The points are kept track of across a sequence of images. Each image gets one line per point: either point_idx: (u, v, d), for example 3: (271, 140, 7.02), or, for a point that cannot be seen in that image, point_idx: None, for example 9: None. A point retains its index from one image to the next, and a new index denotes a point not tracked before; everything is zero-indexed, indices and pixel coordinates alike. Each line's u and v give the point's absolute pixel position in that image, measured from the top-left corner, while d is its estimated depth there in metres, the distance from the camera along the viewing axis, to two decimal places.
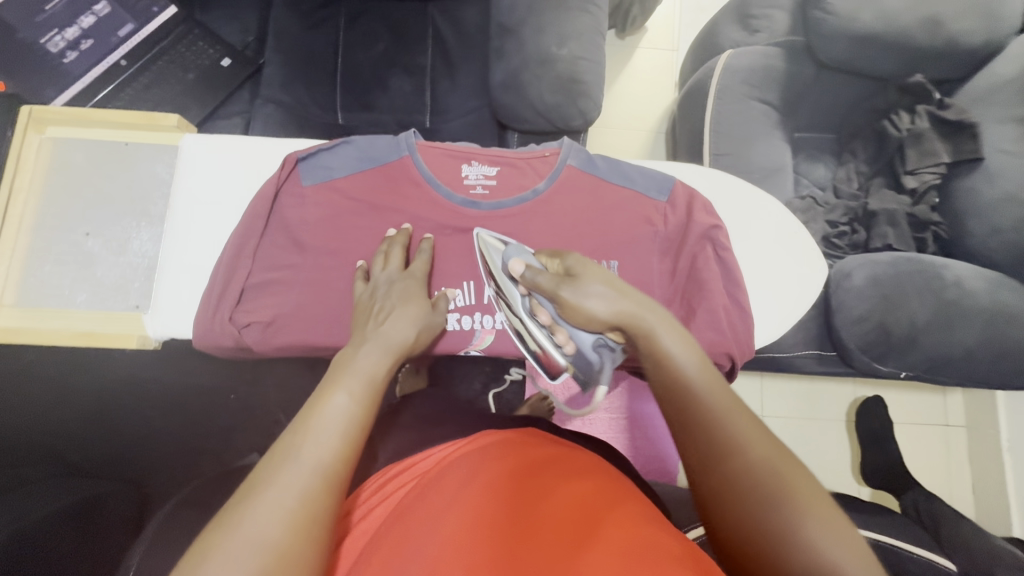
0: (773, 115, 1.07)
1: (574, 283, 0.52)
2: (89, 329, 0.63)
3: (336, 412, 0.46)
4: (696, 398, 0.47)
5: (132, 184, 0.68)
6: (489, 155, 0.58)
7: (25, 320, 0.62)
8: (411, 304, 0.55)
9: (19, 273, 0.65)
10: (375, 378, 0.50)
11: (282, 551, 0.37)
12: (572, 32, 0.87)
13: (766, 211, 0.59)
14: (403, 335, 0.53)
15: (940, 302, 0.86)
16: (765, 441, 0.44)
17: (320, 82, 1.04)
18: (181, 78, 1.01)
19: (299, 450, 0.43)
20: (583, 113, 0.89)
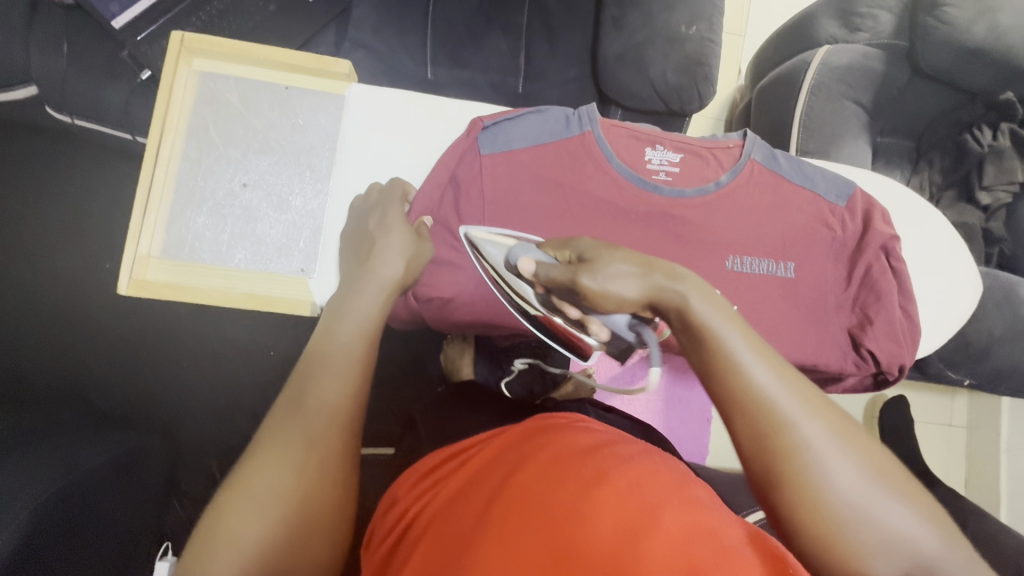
0: (862, 117, 1.07)
1: (592, 271, 0.44)
2: (250, 292, 0.57)
3: (321, 388, 0.45)
4: (733, 379, 0.42)
5: (293, 133, 0.59)
6: (674, 141, 0.56)
7: (182, 276, 0.56)
8: (400, 233, 0.51)
9: (165, 223, 0.56)
10: (369, 320, 0.48)
11: (283, 525, 0.40)
12: (702, 12, 0.85)
13: (933, 224, 0.60)
14: (393, 269, 0.50)
15: (1016, 318, 0.91)
16: (807, 408, 0.42)
17: (412, 30, 0.96)
18: (259, 7, 0.89)
19: (285, 438, 0.43)
20: (700, 97, 0.87)
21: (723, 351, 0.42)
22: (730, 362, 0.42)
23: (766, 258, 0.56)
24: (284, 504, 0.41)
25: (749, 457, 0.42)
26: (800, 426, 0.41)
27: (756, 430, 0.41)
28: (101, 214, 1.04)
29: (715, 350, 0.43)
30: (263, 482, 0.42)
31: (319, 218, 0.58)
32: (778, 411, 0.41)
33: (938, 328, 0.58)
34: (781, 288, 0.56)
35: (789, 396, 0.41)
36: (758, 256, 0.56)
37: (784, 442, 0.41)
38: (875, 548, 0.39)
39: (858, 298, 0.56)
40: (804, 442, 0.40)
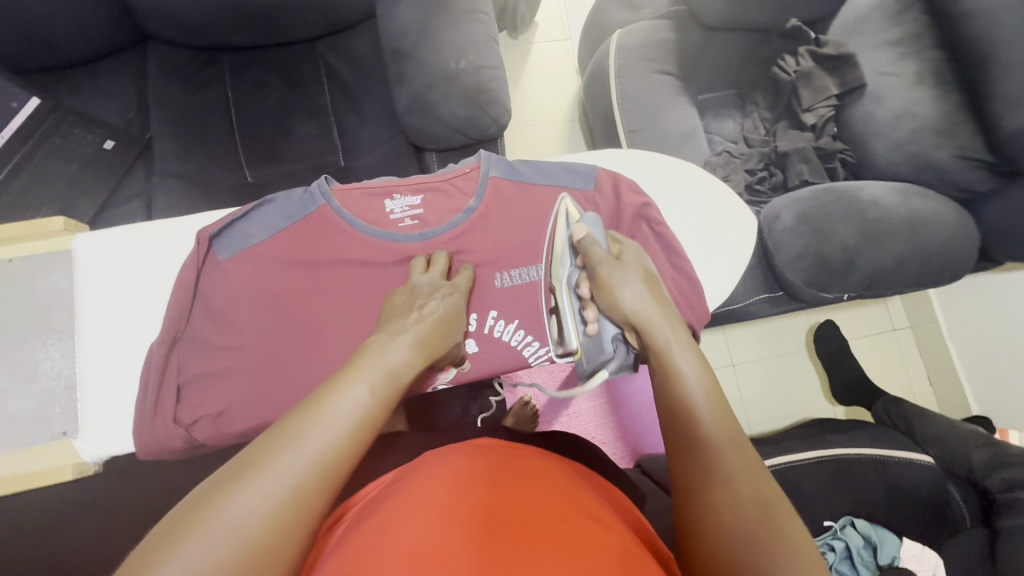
0: (675, 83, 1.12)
1: (616, 267, 0.51)
2: (15, 473, 0.57)
3: (345, 411, 0.40)
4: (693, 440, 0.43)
5: (28, 300, 0.60)
6: (410, 184, 0.57)
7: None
8: (451, 300, 0.52)
9: None
10: (398, 372, 0.44)
11: (260, 543, 0.32)
12: (467, 45, 0.89)
13: (691, 177, 0.61)
14: (435, 337, 0.48)
15: (865, 222, 0.93)
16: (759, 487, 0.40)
17: (219, 145, 0.99)
18: (62, 170, 0.92)
19: (287, 446, 0.36)
20: (495, 119, 0.90)
21: (689, 413, 0.44)
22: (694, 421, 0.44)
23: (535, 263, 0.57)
24: (269, 520, 0.33)
25: (702, 519, 0.40)
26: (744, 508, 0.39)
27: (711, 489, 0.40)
28: None
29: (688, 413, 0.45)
30: (231, 507, 0.33)
31: (72, 375, 0.59)
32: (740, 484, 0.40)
33: (719, 277, 0.58)
34: (557, 288, 0.56)
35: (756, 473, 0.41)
36: (527, 265, 0.58)
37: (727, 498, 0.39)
38: None
39: None
40: (754, 515, 0.38)
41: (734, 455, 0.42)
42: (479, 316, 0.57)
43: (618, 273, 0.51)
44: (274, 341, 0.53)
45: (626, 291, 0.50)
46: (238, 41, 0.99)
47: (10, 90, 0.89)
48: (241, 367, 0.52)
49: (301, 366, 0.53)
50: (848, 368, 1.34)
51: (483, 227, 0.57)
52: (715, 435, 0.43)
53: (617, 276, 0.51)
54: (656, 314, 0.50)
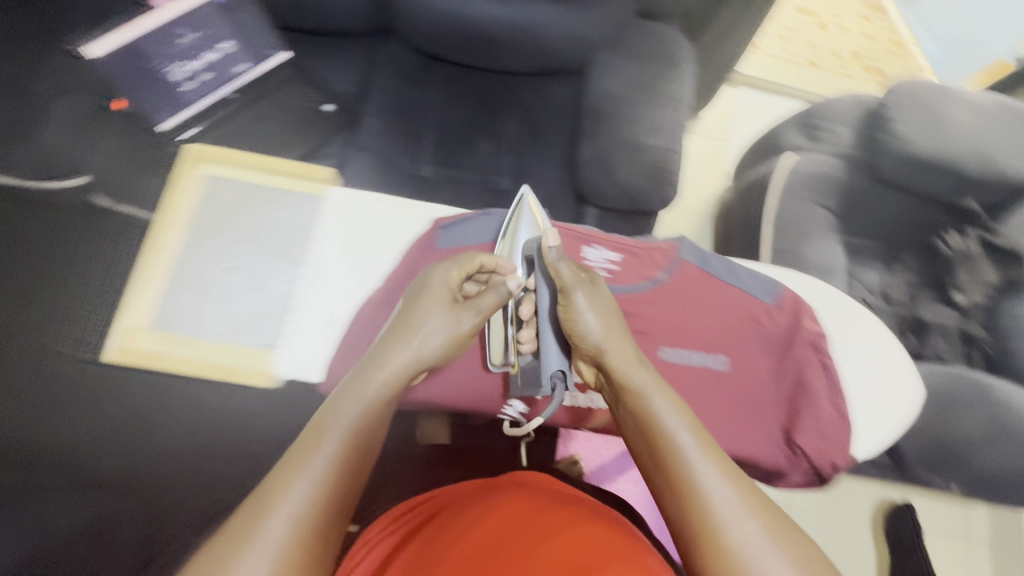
0: (830, 219, 1.14)
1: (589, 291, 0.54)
2: (223, 362, 0.68)
3: (337, 432, 0.45)
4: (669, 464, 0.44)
5: (281, 228, 0.73)
6: (612, 241, 0.63)
7: (161, 344, 0.67)
8: (466, 324, 0.56)
9: (158, 299, 0.69)
10: (372, 404, 0.48)
11: (311, 533, 0.39)
12: (662, 127, 0.96)
13: (869, 327, 0.62)
14: (433, 349, 0.53)
15: (994, 421, 0.90)
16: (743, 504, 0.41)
17: (411, 136, 1.10)
18: (284, 117, 1.07)
19: (299, 475, 0.41)
20: (664, 199, 0.95)
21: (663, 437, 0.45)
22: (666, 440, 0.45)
23: (701, 351, 0.59)
24: (309, 519, 0.40)
25: (684, 530, 0.42)
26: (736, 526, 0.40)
27: (678, 505, 0.43)
28: None
29: (652, 437, 0.46)
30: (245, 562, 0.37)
31: (288, 300, 0.71)
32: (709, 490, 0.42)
33: (872, 429, 0.59)
34: (715, 381, 0.58)
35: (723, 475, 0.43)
36: (692, 349, 0.59)
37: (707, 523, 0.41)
38: None
39: (792, 393, 0.58)
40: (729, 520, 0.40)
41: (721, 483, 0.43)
42: None
43: (591, 301, 0.54)
44: None
45: (586, 323, 0.53)
46: (459, 58, 1.12)
47: (272, 39, 1.06)
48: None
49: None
50: (915, 561, 1.25)
51: (665, 302, 0.60)
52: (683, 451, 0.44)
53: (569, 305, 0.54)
54: (616, 346, 0.52)
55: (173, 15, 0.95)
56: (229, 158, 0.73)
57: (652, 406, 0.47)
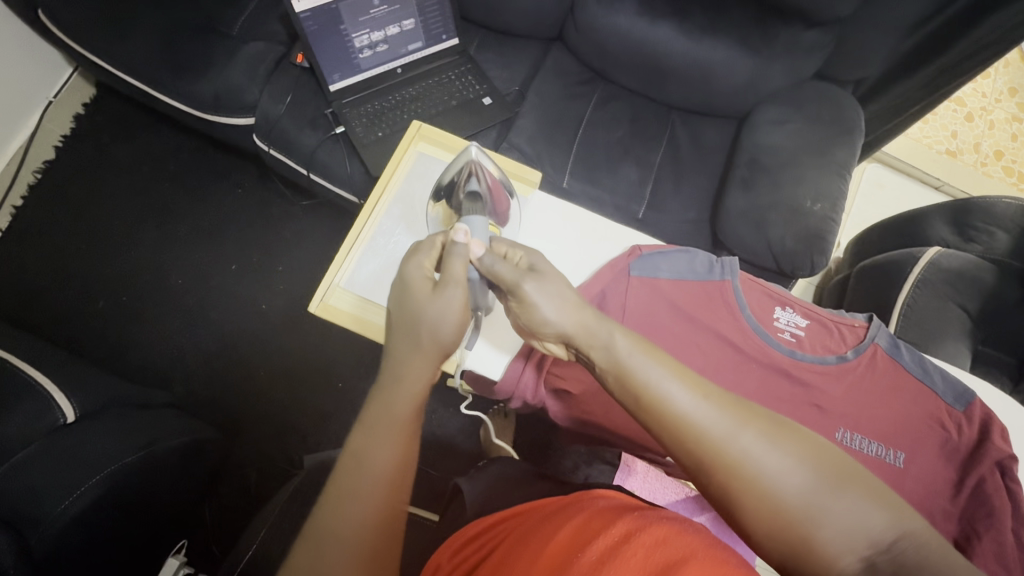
0: (965, 322, 1.09)
1: (534, 280, 0.54)
2: None
3: (372, 457, 0.50)
4: (660, 413, 0.45)
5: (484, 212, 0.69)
6: (804, 306, 0.61)
7: (357, 311, 0.64)
8: (458, 301, 0.57)
9: (356, 259, 0.66)
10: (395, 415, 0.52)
11: (360, 544, 0.46)
12: (827, 193, 0.93)
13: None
14: (441, 336, 0.56)
15: None
16: (739, 420, 0.44)
17: (559, 146, 1.11)
18: (444, 101, 1.10)
19: (348, 499, 0.48)
20: (813, 265, 0.92)
21: (650, 390, 0.46)
22: (654, 390, 0.46)
23: (877, 442, 0.57)
24: (362, 529, 0.46)
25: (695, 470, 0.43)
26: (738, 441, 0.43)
27: (685, 450, 0.44)
28: (265, 239, 1.30)
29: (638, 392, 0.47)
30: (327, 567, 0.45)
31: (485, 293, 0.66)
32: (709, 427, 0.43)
33: None
34: (888, 476, 0.56)
35: (719, 408, 0.44)
36: (870, 438, 0.57)
37: (721, 459, 0.42)
38: (839, 541, 0.39)
39: (968, 509, 0.55)
40: (737, 458, 0.42)
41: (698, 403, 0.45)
42: None
43: (539, 286, 0.54)
44: None
45: (541, 296, 0.53)
46: (622, 80, 1.13)
47: (450, 26, 1.10)
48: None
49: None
50: None
51: (847, 383, 0.59)
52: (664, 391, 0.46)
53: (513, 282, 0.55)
54: (586, 316, 0.52)
55: None
56: (445, 143, 0.72)
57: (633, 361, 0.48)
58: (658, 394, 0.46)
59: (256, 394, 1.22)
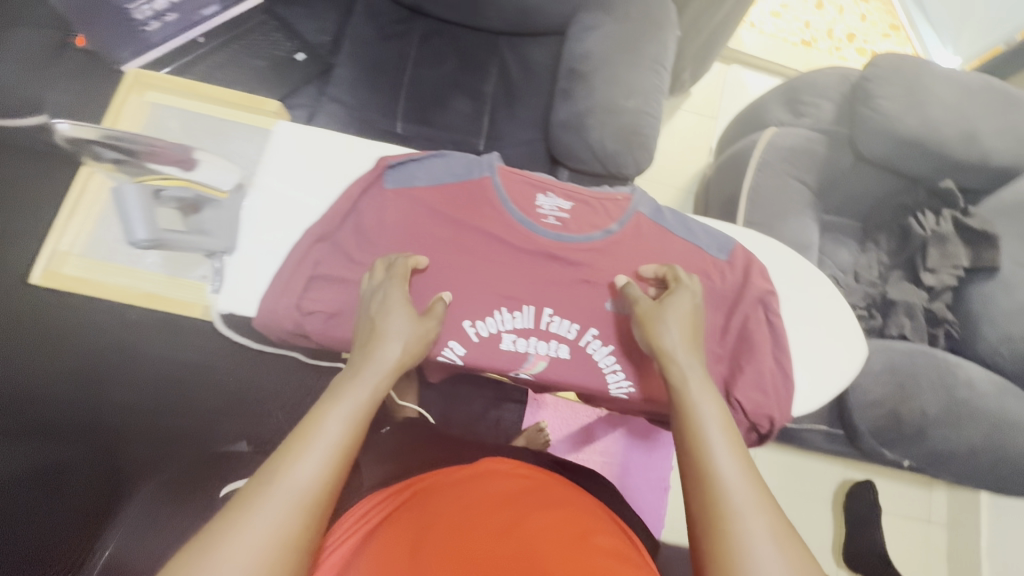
0: (807, 196, 1.13)
1: (660, 308, 0.54)
2: (154, 292, 0.65)
3: (331, 427, 0.43)
4: (696, 445, 0.45)
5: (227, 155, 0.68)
6: (565, 189, 0.62)
7: (94, 272, 0.64)
8: (417, 325, 0.52)
9: (90, 226, 0.66)
10: (368, 403, 0.46)
11: (310, 505, 0.39)
12: (638, 89, 0.94)
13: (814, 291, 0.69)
14: (394, 354, 0.50)
15: (952, 400, 0.91)
16: (760, 502, 0.41)
17: (385, 91, 1.07)
18: (251, 64, 1.06)
19: (302, 458, 0.41)
20: (636, 163, 0.93)
21: (696, 426, 0.46)
22: (696, 427, 0.46)
23: (648, 304, 0.60)
24: (276, 537, 0.37)
25: (690, 518, 0.42)
26: (746, 518, 0.40)
27: (693, 481, 0.43)
28: None
29: (691, 425, 0.47)
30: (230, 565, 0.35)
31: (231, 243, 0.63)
32: (731, 494, 0.41)
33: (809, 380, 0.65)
34: None
35: (748, 486, 0.41)
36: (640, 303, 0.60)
37: (724, 513, 0.40)
38: None
39: (734, 349, 0.59)
40: (742, 539, 0.39)
41: (728, 458, 0.44)
42: (581, 328, 0.60)
43: (666, 311, 0.54)
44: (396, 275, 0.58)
45: (672, 337, 0.53)
46: (437, 13, 1.09)
47: None
48: (360, 282, 0.57)
49: (413, 304, 0.58)
50: (869, 536, 1.28)
51: (614, 256, 0.60)
52: (705, 429, 0.46)
53: (659, 310, 0.55)
54: (685, 352, 0.52)
55: None
56: (179, 87, 0.69)
57: (707, 413, 0.47)
58: (699, 432, 0.46)
59: (134, 379, 1.00)
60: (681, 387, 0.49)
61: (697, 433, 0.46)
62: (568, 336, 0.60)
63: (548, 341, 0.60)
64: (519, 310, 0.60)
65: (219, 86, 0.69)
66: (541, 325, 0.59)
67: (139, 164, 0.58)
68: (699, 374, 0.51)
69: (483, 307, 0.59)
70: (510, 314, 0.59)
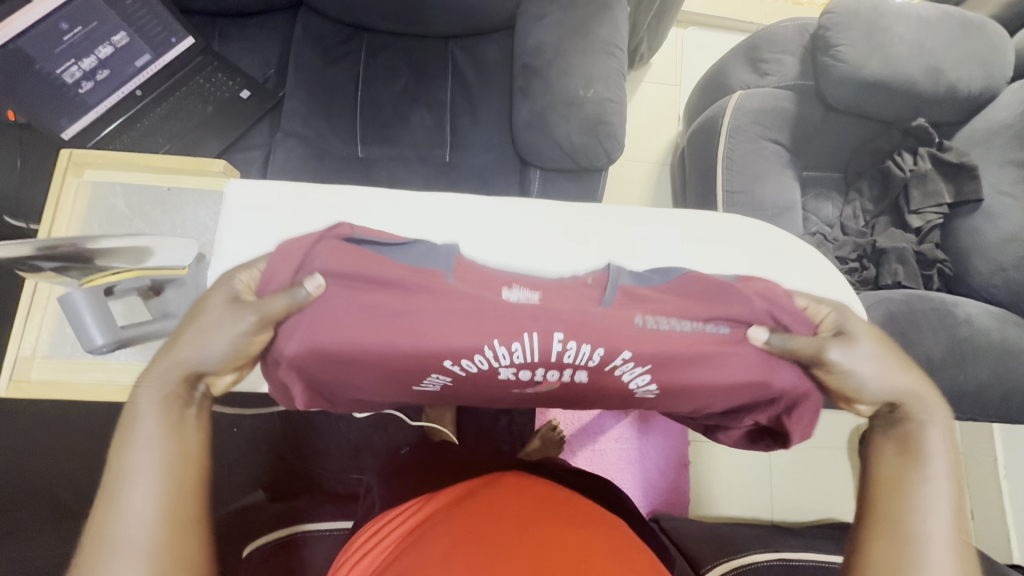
0: (783, 155, 1.11)
1: (846, 345, 0.54)
2: (128, 383, 0.66)
3: (146, 418, 0.50)
4: (913, 483, 0.49)
5: (177, 226, 0.72)
6: (539, 231, 0.56)
7: (62, 373, 0.66)
8: (209, 326, 0.52)
9: (51, 326, 0.68)
10: (171, 412, 0.50)
11: (157, 529, 0.45)
12: (598, 76, 0.90)
13: (804, 273, 0.73)
14: (195, 357, 0.52)
15: (954, 340, 0.92)
16: (956, 552, 0.46)
17: (340, 116, 1.03)
18: (198, 110, 1.00)
19: (126, 489, 0.46)
20: (607, 153, 0.90)
21: (924, 463, 0.49)
22: (920, 462, 0.50)
23: (685, 318, 0.51)
24: (142, 564, 0.44)
25: (867, 527, 0.49)
26: (930, 552, 0.46)
27: (886, 508, 0.49)
28: None
29: (905, 445, 0.51)
30: None
31: None
32: (920, 522, 0.47)
33: None
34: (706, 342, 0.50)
35: (951, 538, 0.46)
36: (668, 317, 0.51)
37: (906, 547, 0.47)
38: None
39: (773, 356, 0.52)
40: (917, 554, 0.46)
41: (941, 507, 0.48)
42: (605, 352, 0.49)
43: (849, 350, 0.54)
44: (354, 319, 0.47)
45: (874, 378, 0.54)
46: (380, 25, 1.04)
47: (173, 26, 0.97)
48: (294, 331, 0.48)
49: (386, 350, 0.48)
50: None
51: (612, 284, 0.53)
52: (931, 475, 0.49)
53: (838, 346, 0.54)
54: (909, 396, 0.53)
55: (55, 7, 0.83)
56: (115, 161, 0.71)
57: (928, 437, 0.51)
58: (921, 473, 0.49)
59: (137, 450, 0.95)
60: (915, 427, 0.52)
61: (911, 455, 0.50)
62: (588, 362, 0.50)
63: (561, 368, 0.52)
64: (519, 338, 0.49)
65: (160, 155, 0.71)
66: (552, 352, 0.49)
67: (90, 267, 0.56)
68: (920, 407, 0.53)
69: (467, 340, 0.49)
70: (507, 347, 0.49)
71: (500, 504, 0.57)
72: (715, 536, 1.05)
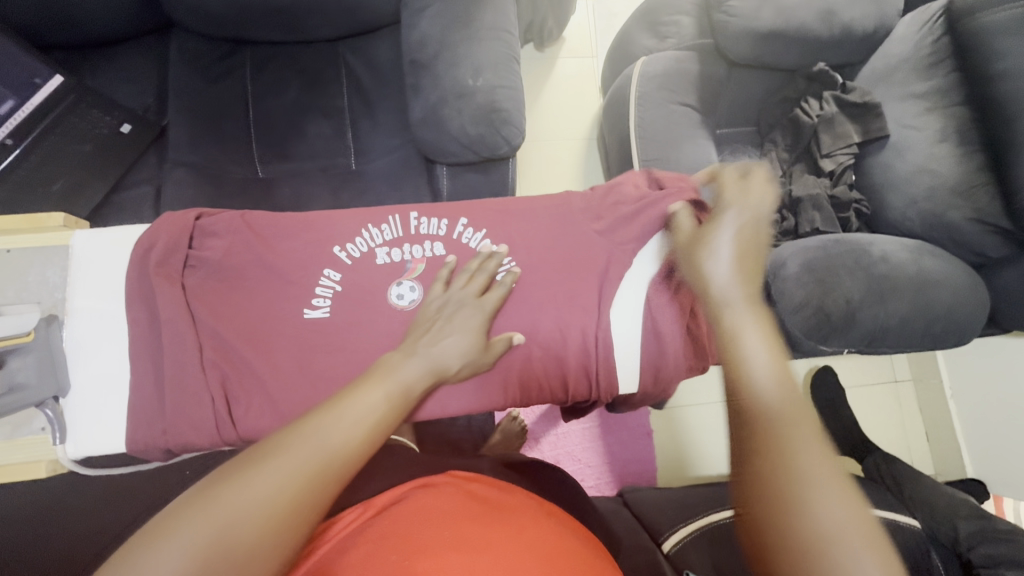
0: (694, 117, 1.10)
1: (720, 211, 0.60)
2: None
3: (406, 371, 0.53)
4: (746, 390, 0.45)
5: (23, 292, 0.69)
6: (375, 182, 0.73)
7: None
8: (470, 320, 0.61)
9: None
10: (411, 390, 0.52)
11: (335, 461, 0.42)
12: (486, 63, 0.88)
13: None
14: (449, 359, 0.57)
15: (872, 278, 0.92)
16: (830, 477, 0.40)
17: (231, 138, 0.99)
18: (75, 151, 0.93)
19: (319, 425, 0.44)
20: (506, 140, 0.88)
21: (751, 376, 0.45)
22: (752, 383, 0.45)
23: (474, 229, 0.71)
24: (262, 505, 0.38)
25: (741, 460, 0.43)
26: (803, 476, 0.40)
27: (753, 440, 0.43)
28: None
29: (759, 425, 0.43)
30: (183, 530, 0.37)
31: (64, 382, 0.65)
32: (810, 521, 0.39)
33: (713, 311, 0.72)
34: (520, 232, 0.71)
35: (825, 466, 0.40)
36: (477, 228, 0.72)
37: (782, 477, 0.40)
38: None
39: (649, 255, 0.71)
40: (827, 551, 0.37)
41: (808, 442, 0.42)
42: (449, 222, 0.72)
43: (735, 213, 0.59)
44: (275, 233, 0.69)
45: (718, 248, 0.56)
46: (262, 37, 0.99)
47: (35, 66, 0.90)
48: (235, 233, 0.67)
49: (293, 241, 0.69)
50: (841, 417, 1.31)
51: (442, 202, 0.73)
52: (777, 404, 0.43)
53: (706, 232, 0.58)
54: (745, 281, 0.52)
55: None
56: None
57: (774, 409, 0.43)
58: (754, 382, 0.45)
59: None
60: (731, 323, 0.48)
61: (778, 438, 0.42)
62: (439, 232, 0.71)
63: (423, 245, 0.70)
64: (385, 223, 0.71)
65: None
66: (412, 228, 0.71)
67: None
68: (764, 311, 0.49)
69: (354, 229, 0.70)
70: (377, 230, 0.70)
71: (441, 497, 0.55)
72: (674, 502, 1.06)
